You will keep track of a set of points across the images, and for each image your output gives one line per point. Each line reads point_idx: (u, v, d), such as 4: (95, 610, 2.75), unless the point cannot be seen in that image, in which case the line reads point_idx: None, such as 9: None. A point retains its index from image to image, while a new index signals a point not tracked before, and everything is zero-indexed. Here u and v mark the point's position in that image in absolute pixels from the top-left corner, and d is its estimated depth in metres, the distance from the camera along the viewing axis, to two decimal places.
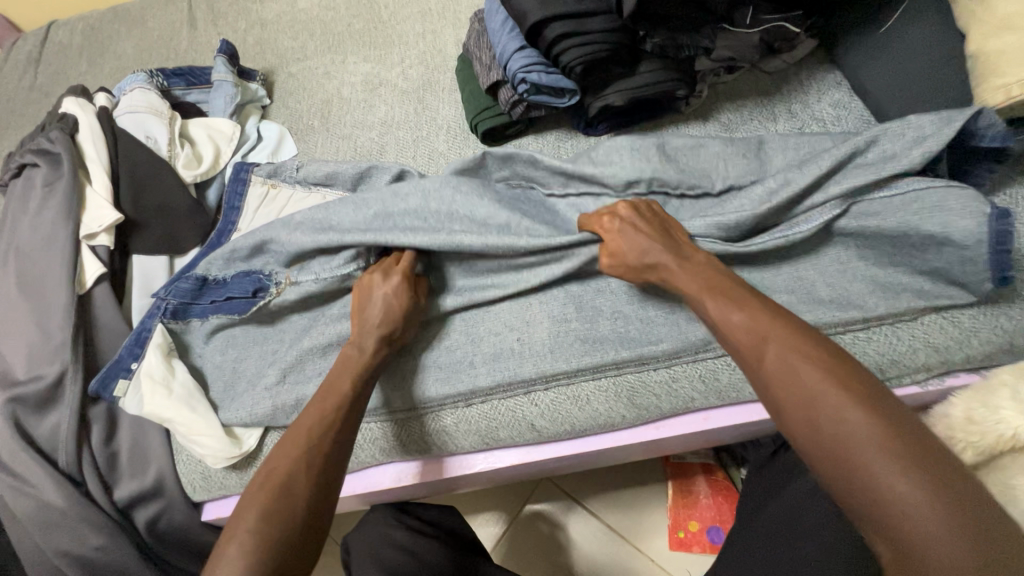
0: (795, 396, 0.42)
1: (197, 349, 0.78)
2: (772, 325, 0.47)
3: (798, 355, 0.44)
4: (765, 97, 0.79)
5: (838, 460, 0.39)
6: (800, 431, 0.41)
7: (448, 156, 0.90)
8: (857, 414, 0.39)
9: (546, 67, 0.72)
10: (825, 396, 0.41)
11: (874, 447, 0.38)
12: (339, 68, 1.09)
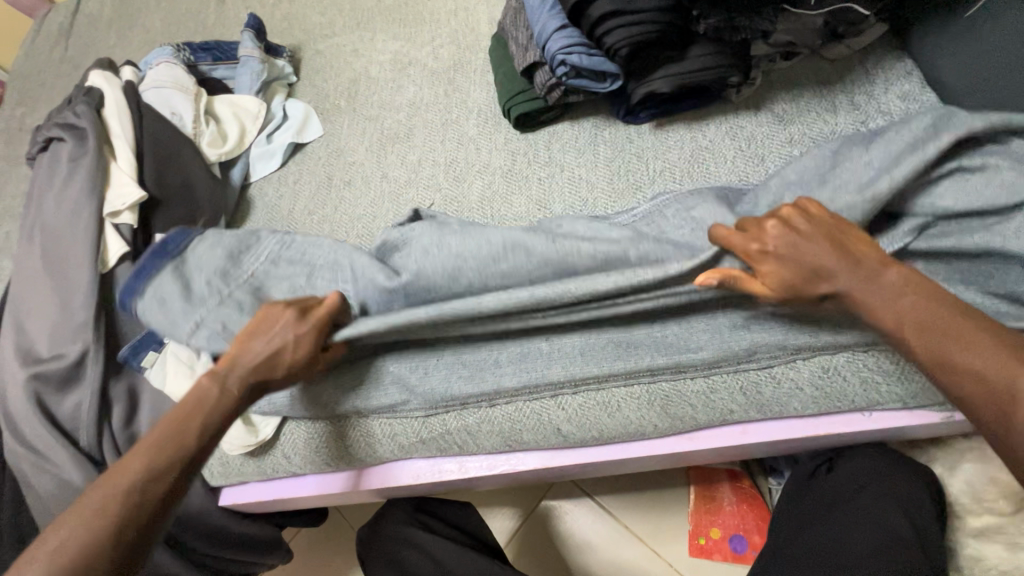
0: (905, 327, 0.47)
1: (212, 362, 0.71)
2: (889, 282, 0.49)
3: (918, 304, 0.47)
4: (825, 87, 0.72)
5: (1005, 404, 0.42)
6: (961, 384, 0.44)
7: (478, 141, 0.85)
8: (1023, 378, 0.41)
9: (588, 48, 0.68)
10: (904, 313, 0.48)
11: (1009, 371, 0.42)
12: (367, 46, 1.05)
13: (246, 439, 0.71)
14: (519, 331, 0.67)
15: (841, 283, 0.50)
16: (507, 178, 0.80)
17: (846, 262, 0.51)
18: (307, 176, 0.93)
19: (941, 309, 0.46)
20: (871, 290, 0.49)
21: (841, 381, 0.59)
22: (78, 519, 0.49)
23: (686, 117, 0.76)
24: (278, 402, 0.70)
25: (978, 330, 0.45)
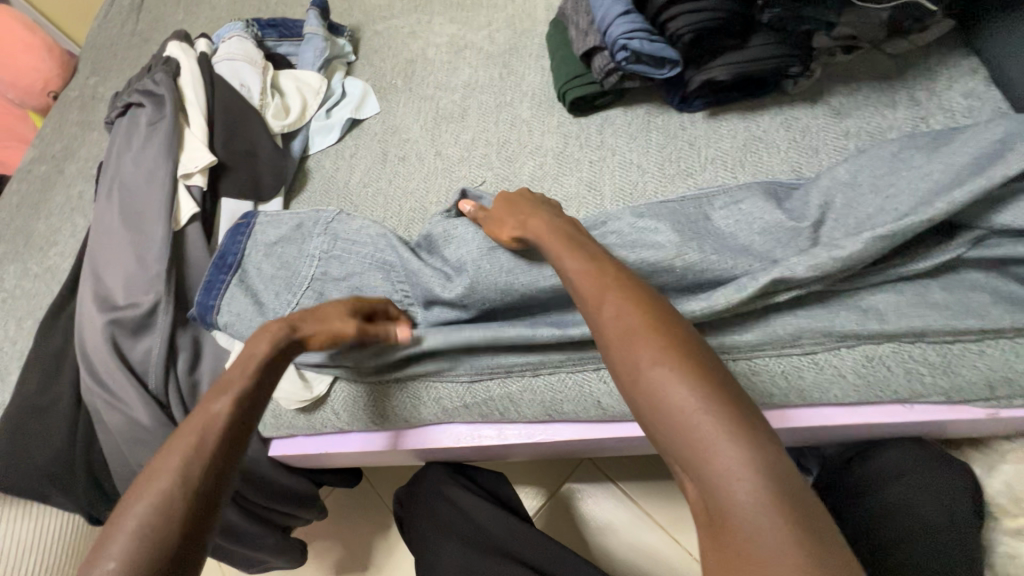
0: (654, 396, 0.43)
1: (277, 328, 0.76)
2: (628, 317, 0.48)
3: (654, 343, 0.46)
4: (886, 82, 0.72)
5: (688, 446, 0.41)
6: (658, 424, 0.43)
7: (531, 123, 0.87)
8: (731, 453, 0.38)
9: (649, 34, 0.68)
10: (655, 376, 0.44)
11: (721, 440, 0.39)
12: (424, 29, 1.08)
13: (301, 394, 0.76)
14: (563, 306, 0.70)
15: (603, 307, 0.51)
16: (558, 160, 0.82)
17: (609, 292, 0.51)
18: (363, 151, 0.97)
19: (655, 344, 0.45)
20: (622, 326, 0.48)
21: (885, 372, 0.59)
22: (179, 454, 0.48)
23: (740, 107, 0.77)
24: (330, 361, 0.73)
25: (681, 370, 0.43)
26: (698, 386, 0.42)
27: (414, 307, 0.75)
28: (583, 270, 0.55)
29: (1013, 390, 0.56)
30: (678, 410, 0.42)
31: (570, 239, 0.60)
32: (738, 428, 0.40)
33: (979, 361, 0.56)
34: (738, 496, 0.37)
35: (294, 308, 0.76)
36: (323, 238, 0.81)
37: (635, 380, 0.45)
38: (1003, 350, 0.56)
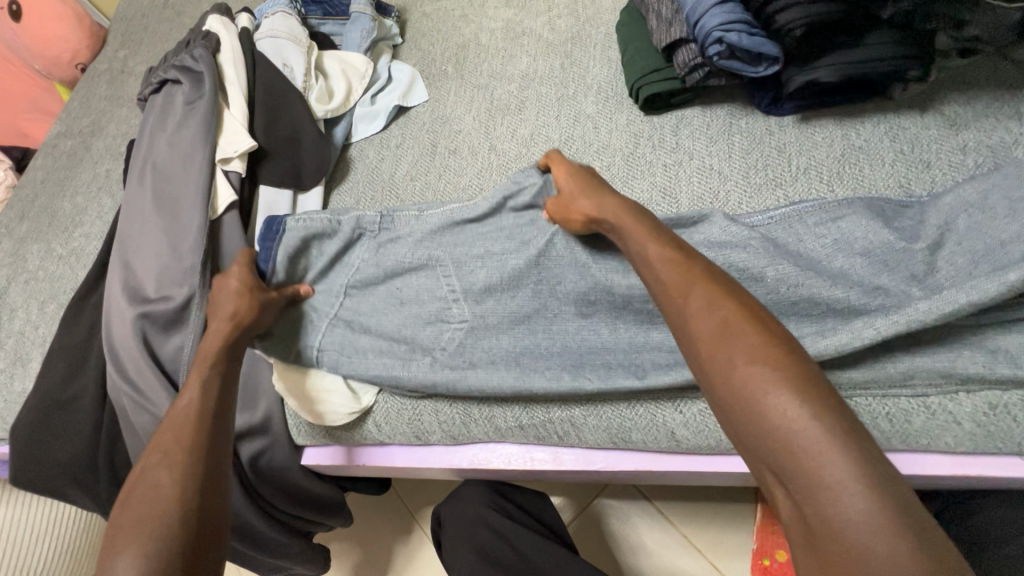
0: (743, 393, 0.40)
1: (313, 334, 0.70)
2: (717, 312, 0.44)
3: (747, 339, 0.42)
4: (1009, 92, 0.64)
5: (783, 457, 0.37)
6: (748, 430, 0.39)
7: (596, 120, 0.80)
8: (841, 461, 0.35)
9: (749, 27, 0.61)
10: (750, 367, 0.40)
11: (832, 449, 0.35)
12: (477, 12, 1.01)
13: (350, 404, 0.69)
14: (636, 322, 0.63)
15: (684, 299, 0.47)
16: (628, 161, 0.75)
17: (693, 283, 0.47)
18: (410, 141, 0.90)
19: (746, 340, 0.42)
20: (709, 320, 0.44)
21: (1009, 423, 0.53)
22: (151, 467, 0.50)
23: (836, 113, 0.69)
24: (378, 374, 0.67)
25: (779, 371, 0.39)
26: (798, 391, 0.38)
27: (462, 304, 0.68)
28: (657, 260, 0.51)
29: None
30: (773, 416, 0.38)
31: (639, 227, 0.56)
32: (845, 438, 0.36)
33: None
34: (847, 515, 0.34)
35: (333, 319, 0.71)
36: (365, 249, 0.73)
37: (727, 378, 0.41)
38: None
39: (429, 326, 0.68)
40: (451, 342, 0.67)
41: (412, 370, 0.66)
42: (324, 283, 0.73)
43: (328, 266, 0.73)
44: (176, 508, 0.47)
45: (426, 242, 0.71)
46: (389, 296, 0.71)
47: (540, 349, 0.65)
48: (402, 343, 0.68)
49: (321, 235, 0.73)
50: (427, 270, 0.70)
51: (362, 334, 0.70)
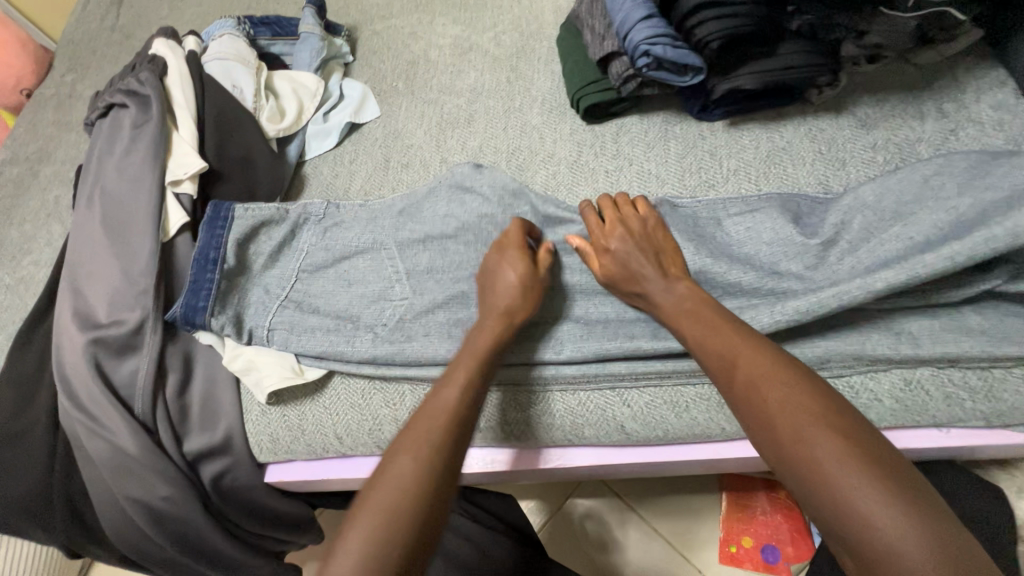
0: (792, 450, 0.43)
1: (265, 320, 0.76)
2: (775, 388, 0.46)
3: (806, 413, 0.44)
4: (912, 93, 0.70)
5: (845, 521, 0.39)
6: (811, 498, 0.41)
7: (542, 130, 0.84)
8: (893, 515, 0.38)
9: (672, 40, 0.65)
10: (801, 423, 0.43)
11: (883, 503, 0.38)
12: (426, 29, 1.04)
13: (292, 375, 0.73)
14: (562, 297, 0.69)
15: (741, 375, 0.48)
16: (572, 169, 0.79)
17: (743, 359, 0.49)
18: (364, 156, 0.92)
19: (807, 413, 0.44)
20: (769, 395, 0.46)
21: (923, 397, 0.57)
22: (403, 467, 0.49)
23: (761, 117, 0.74)
24: (327, 347, 0.73)
25: (844, 442, 0.41)
26: (864, 464, 0.40)
27: (404, 284, 0.76)
28: (706, 333, 0.53)
29: None
30: (837, 481, 0.40)
31: (686, 296, 0.58)
32: (906, 506, 0.38)
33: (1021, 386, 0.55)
34: (910, 570, 0.36)
35: (283, 301, 0.78)
36: (311, 234, 0.83)
37: (775, 434, 0.44)
38: None
39: (373, 305, 0.76)
40: (393, 318, 0.74)
41: (357, 344, 0.73)
42: (274, 268, 0.81)
43: (277, 251, 0.82)
44: (418, 516, 0.46)
45: (370, 234, 0.80)
46: (339, 283, 0.79)
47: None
48: (348, 320, 0.76)
49: (271, 223, 0.82)
50: (372, 254, 0.79)
51: (310, 313, 0.77)
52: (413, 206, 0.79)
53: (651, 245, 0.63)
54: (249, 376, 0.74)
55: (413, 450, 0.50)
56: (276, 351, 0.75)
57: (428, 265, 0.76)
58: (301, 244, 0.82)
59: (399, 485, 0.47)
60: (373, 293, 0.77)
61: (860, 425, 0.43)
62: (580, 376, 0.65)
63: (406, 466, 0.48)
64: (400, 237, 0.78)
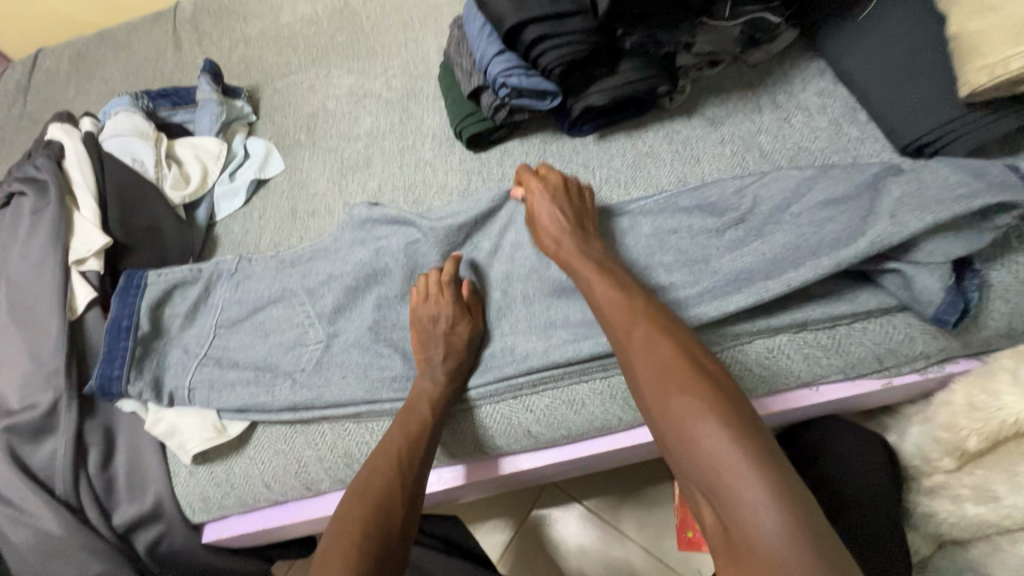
0: (668, 394, 0.48)
1: (185, 382, 0.77)
2: (680, 375, 0.49)
3: (682, 376, 0.49)
4: (750, 90, 0.78)
5: (710, 477, 0.42)
6: (678, 449, 0.46)
7: (434, 163, 0.89)
8: (743, 469, 0.41)
9: (526, 70, 0.72)
10: (677, 383, 0.48)
11: (733, 457, 0.42)
12: (323, 81, 1.09)
13: (214, 435, 0.74)
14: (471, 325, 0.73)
15: (637, 338, 0.54)
16: (464, 197, 0.84)
17: (646, 322, 0.55)
18: (272, 210, 0.96)
19: (682, 379, 0.48)
20: (654, 356, 0.52)
21: (786, 360, 0.63)
22: (369, 492, 0.56)
23: (625, 127, 0.81)
24: (248, 401, 0.74)
25: (699, 398, 0.46)
26: (720, 421, 0.44)
27: (318, 326, 0.77)
28: (615, 293, 0.59)
29: (897, 360, 0.62)
30: (700, 435, 0.44)
31: (606, 275, 0.62)
32: (750, 460, 0.41)
33: (864, 338, 0.61)
34: (758, 524, 0.39)
35: (202, 359, 0.78)
36: (227, 289, 0.83)
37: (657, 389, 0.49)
38: (881, 326, 0.61)
39: (290, 352, 0.77)
40: (309, 362, 0.75)
41: (277, 394, 0.74)
42: (192, 328, 0.82)
43: (193, 311, 0.82)
44: (372, 554, 0.51)
45: (280, 282, 0.81)
46: (255, 332, 0.79)
47: (386, 364, 0.72)
48: (267, 370, 0.76)
49: (183, 284, 0.83)
50: (285, 302, 0.80)
51: (229, 368, 0.77)
52: (317, 251, 0.82)
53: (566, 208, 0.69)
54: (171, 440, 0.75)
55: (377, 480, 0.57)
56: (198, 410, 0.75)
57: (337, 305, 0.76)
58: (218, 299, 0.83)
59: (365, 506, 0.55)
60: (288, 338, 0.78)
61: (707, 377, 0.48)
62: (481, 391, 0.69)
63: (372, 491, 0.56)
64: (308, 279, 0.80)
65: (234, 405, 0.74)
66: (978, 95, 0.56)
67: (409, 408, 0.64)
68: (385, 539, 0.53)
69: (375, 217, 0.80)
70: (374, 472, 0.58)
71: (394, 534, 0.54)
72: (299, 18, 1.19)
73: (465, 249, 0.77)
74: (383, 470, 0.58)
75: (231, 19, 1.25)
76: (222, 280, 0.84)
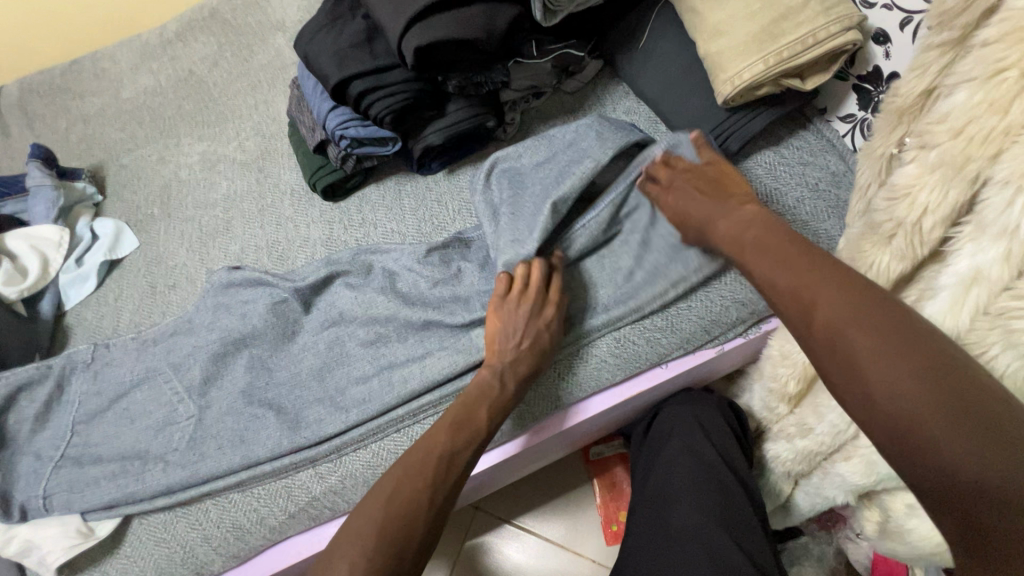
0: (871, 394, 0.40)
1: (41, 490, 0.70)
2: (883, 363, 0.40)
3: (887, 357, 0.40)
4: (572, 115, 0.87)
5: (946, 484, 0.37)
6: (903, 457, 0.39)
7: (295, 219, 0.90)
8: (988, 472, 0.35)
9: (362, 121, 0.77)
10: (882, 377, 0.40)
11: (981, 463, 0.35)
12: (173, 152, 1.06)
13: (80, 540, 0.68)
14: (347, 368, 0.74)
15: (823, 319, 0.44)
16: (328, 246, 0.86)
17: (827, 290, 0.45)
18: (129, 290, 0.92)
19: (890, 356, 0.40)
20: (844, 343, 0.42)
21: (632, 347, 0.71)
22: (396, 503, 0.55)
23: (470, 160, 0.87)
24: (116, 494, 0.69)
25: (918, 381, 0.39)
26: (957, 419, 0.37)
27: (188, 400, 0.74)
28: (784, 274, 0.49)
29: (722, 328, 0.72)
30: (936, 445, 0.37)
31: (766, 247, 0.53)
32: (1004, 454, 0.35)
33: (690, 314, 0.71)
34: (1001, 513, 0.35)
35: (60, 460, 0.72)
36: (82, 381, 0.78)
37: (855, 389, 0.41)
38: (701, 302, 0.71)
39: (159, 434, 0.73)
40: (182, 440, 0.72)
41: (148, 481, 0.70)
42: (43, 431, 0.75)
43: (45, 409, 0.76)
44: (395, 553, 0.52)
45: (141, 362, 0.77)
46: (116, 421, 0.74)
47: (263, 425, 0.71)
48: (136, 458, 0.71)
49: (29, 384, 0.76)
50: (149, 382, 0.76)
51: (92, 464, 0.72)
52: (180, 324, 0.80)
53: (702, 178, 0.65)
54: (30, 556, 0.68)
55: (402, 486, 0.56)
56: (58, 518, 0.69)
57: (205, 375, 0.74)
58: (74, 392, 0.77)
59: (387, 519, 0.54)
60: (153, 421, 0.73)
61: (923, 352, 0.40)
62: (364, 432, 0.70)
63: (404, 499, 0.55)
64: (171, 354, 0.77)
65: (101, 503, 0.69)
66: (730, 102, 0.68)
67: (467, 410, 0.63)
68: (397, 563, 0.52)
69: (244, 274, 0.81)
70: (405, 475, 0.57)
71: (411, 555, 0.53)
72: (140, 89, 1.15)
73: (332, 291, 0.79)
74: (416, 479, 0.57)
75: (63, 98, 1.18)
76: (75, 373, 0.79)
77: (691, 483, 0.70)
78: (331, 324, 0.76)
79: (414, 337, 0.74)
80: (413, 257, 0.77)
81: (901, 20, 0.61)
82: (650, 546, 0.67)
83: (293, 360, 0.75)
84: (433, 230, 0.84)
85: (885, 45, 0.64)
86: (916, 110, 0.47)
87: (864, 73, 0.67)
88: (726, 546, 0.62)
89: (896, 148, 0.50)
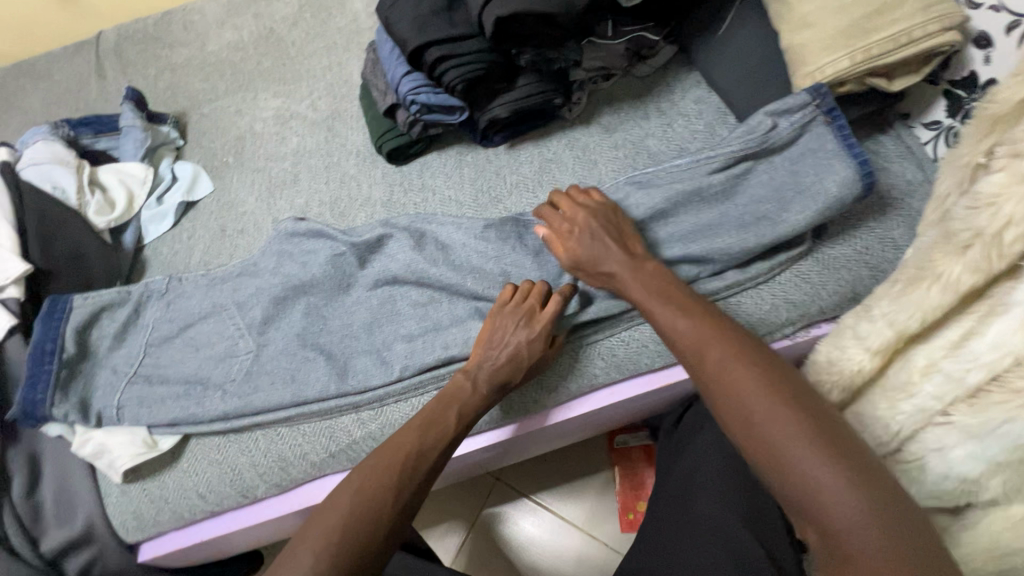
0: (749, 423, 0.47)
1: (115, 402, 0.78)
2: (769, 399, 0.47)
3: (775, 397, 0.47)
4: (639, 99, 0.87)
5: (809, 500, 0.42)
6: (774, 475, 0.44)
7: (359, 178, 0.94)
8: (849, 504, 0.40)
9: (432, 88, 0.79)
10: (762, 408, 0.47)
11: (843, 492, 0.41)
12: (250, 105, 1.12)
13: (145, 451, 0.74)
14: (396, 325, 0.77)
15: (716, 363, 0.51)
16: (387, 208, 0.90)
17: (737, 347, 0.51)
18: (201, 231, 0.99)
19: (790, 395, 0.47)
20: (739, 375, 0.49)
21: None
22: (370, 481, 0.56)
23: (532, 136, 0.88)
24: (177, 415, 0.75)
25: (796, 422, 0.45)
26: (822, 450, 0.43)
27: (248, 336, 0.79)
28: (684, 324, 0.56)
29: (769, 328, 0.70)
30: (801, 468, 0.43)
31: (665, 295, 0.60)
32: (859, 488, 0.41)
33: (738, 310, 0.70)
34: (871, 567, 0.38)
35: (132, 377, 0.79)
36: (156, 308, 0.84)
37: (744, 422, 0.47)
38: (751, 298, 0.70)
39: (220, 365, 0.78)
40: (240, 372, 0.77)
41: (208, 406, 0.75)
42: (120, 348, 0.82)
43: (122, 331, 0.83)
44: (376, 529, 0.54)
45: (209, 297, 0.83)
46: (183, 349, 0.80)
47: (312, 368, 0.75)
48: (197, 384, 0.77)
49: (112, 304, 0.83)
50: (214, 317, 0.81)
51: (159, 384, 0.78)
52: (248, 266, 0.85)
53: (623, 233, 0.67)
54: (100, 459, 0.75)
55: (382, 466, 0.57)
56: (127, 427, 0.76)
57: (265, 316, 0.79)
58: (148, 317, 0.84)
59: (364, 494, 0.55)
60: (215, 353, 0.79)
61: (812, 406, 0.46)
62: (407, 385, 0.73)
63: (375, 480, 0.56)
64: (236, 293, 0.82)
65: (164, 421, 0.76)
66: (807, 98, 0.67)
67: (440, 408, 0.64)
68: (371, 535, 0.53)
69: (310, 225, 0.85)
70: (381, 454, 0.59)
71: (381, 541, 0.54)
72: (225, 44, 1.21)
73: (388, 247, 0.82)
74: (390, 454, 0.59)
75: (155, 47, 1.25)
76: (150, 300, 0.85)
77: (721, 474, 0.70)
78: (384, 281, 0.80)
79: (463, 302, 0.77)
80: (468, 226, 0.80)
81: (1007, 23, 0.58)
82: (670, 531, 0.68)
83: (347, 311, 0.79)
84: (488, 202, 0.86)
85: (985, 49, 0.60)
86: (1013, 118, 0.45)
87: (957, 78, 0.64)
88: (748, 542, 0.63)
89: (985, 157, 0.48)
